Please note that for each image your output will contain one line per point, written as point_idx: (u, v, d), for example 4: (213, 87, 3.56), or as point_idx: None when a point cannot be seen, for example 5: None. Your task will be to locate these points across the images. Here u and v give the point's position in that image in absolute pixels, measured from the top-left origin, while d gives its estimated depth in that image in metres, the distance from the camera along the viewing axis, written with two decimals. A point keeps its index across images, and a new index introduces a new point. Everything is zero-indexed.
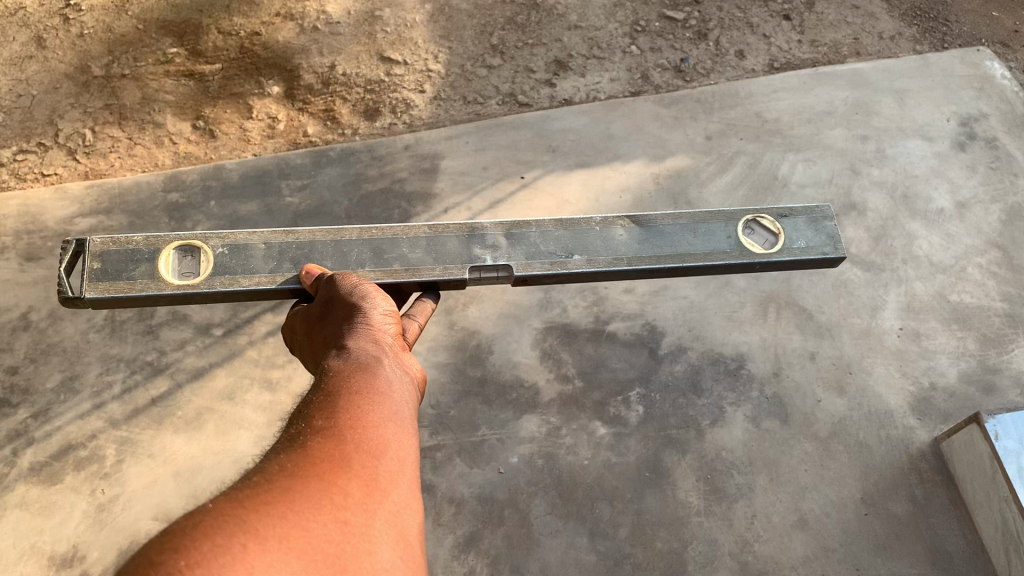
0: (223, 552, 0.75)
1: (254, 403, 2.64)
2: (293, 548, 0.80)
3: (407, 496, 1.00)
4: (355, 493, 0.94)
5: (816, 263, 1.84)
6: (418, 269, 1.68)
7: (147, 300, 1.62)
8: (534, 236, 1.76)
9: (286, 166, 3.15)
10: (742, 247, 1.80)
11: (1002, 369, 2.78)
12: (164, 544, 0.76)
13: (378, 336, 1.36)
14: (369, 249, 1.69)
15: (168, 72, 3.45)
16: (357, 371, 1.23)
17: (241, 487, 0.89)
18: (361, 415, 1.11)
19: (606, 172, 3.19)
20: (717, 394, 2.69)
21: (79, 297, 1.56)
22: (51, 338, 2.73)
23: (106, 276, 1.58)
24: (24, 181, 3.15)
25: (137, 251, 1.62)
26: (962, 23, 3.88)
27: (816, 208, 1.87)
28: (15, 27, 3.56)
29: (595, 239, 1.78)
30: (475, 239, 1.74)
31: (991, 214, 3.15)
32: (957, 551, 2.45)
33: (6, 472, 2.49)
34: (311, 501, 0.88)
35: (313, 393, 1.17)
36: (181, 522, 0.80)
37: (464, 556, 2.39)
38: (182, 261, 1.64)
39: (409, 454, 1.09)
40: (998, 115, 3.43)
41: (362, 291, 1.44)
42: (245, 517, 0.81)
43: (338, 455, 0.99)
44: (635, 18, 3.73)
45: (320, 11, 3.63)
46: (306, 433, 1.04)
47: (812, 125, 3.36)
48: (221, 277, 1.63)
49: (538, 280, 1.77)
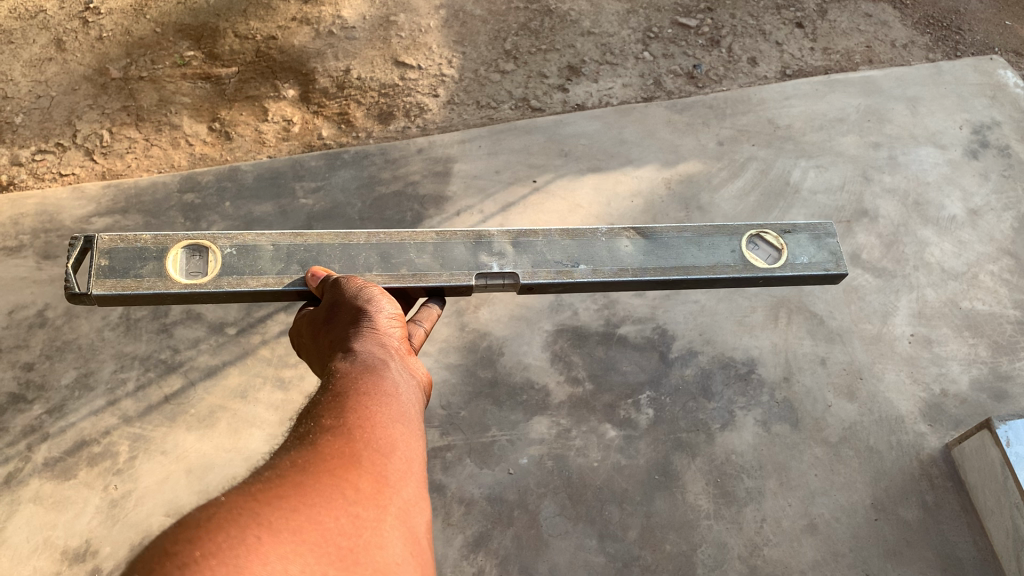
0: (237, 543, 0.75)
1: (266, 401, 2.66)
2: (307, 539, 0.80)
3: (415, 495, 1.01)
4: (366, 488, 0.95)
5: (818, 279, 1.85)
6: (425, 274, 1.70)
7: (153, 298, 1.65)
8: (540, 245, 1.78)
9: (301, 167, 3.19)
10: (746, 262, 1.81)
11: (1014, 377, 2.77)
12: (178, 536, 0.75)
13: (385, 339, 1.38)
14: (377, 253, 1.72)
15: (185, 74, 3.51)
16: (365, 373, 1.25)
17: (252, 482, 0.90)
18: (369, 415, 1.12)
19: (617, 176, 3.21)
20: (728, 398, 2.69)
21: (86, 294, 1.59)
22: (67, 336, 2.76)
23: (113, 273, 1.61)
24: (42, 180, 3.20)
25: (145, 249, 1.65)
26: (975, 32, 3.88)
27: (819, 225, 1.89)
28: (35, 30, 3.63)
29: (601, 250, 1.80)
30: (482, 247, 1.76)
31: (1004, 221, 3.15)
32: (968, 557, 2.43)
33: (21, 468, 2.52)
34: (324, 495, 0.88)
35: (322, 393, 1.19)
36: (194, 515, 0.80)
37: (473, 556, 2.40)
38: (190, 260, 1.66)
39: (416, 454, 1.10)
40: (1011, 124, 3.43)
41: (369, 294, 1.46)
42: (257, 510, 0.81)
43: (348, 453, 1.00)
44: (648, 25, 3.76)
45: (336, 16, 3.69)
46: (316, 431, 1.05)
47: (824, 132, 3.37)
48: (228, 277, 1.65)
49: (543, 289, 1.78)
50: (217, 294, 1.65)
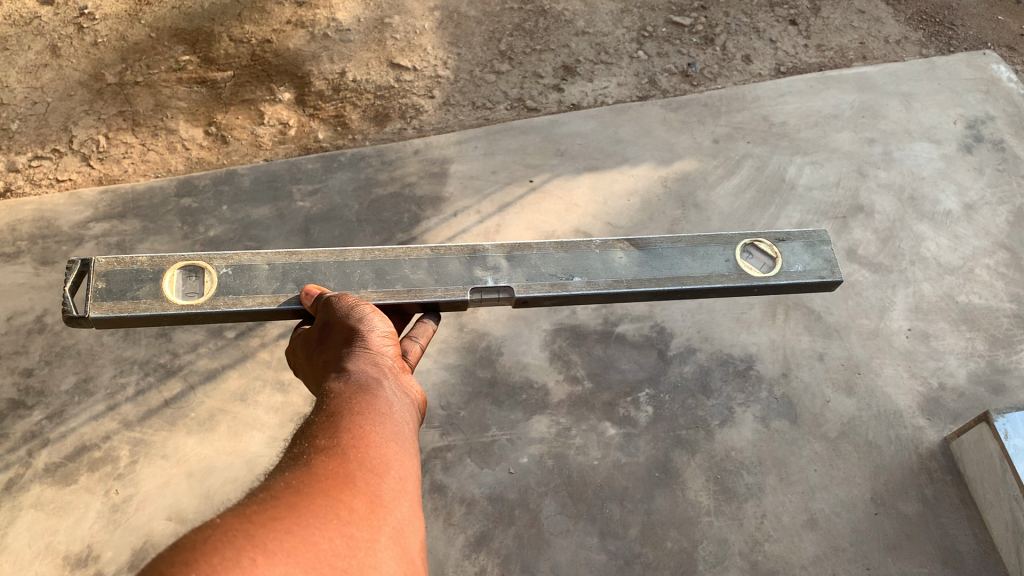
0: (231, 565, 0.75)
1: (266, 404, 2.67)
2: (301, 560, 0.80)
3: (409, 513, 1.01)
4: (360, 509, 0.94)
5: (812, 287, 1.85)
6: (420, 290, 1.71)
7: (150, 320, 1.64)
8: (534, 258, 1.79)
9: (298, 170, 3.20)
10: (740, 271, 1.82)
11: (1011, 370, 2.78)
12: (174, 558, 0.75)
13: (378, 358, 1.37)
14: (372, 270, 1.72)
15: (180, 79, 3.51)
16: (358, 393, 1.23)
17: (247, 504, 0.89)
18: (363, 435, 1.11)
19: (614, 175, 3.22)
20: (727, 395, 2.70)
21: (83, 316, 1.58)
22: (66, 341, 2.77)
23: (110, 295, 1.61)
24: (38, 187, 3.20)
25: (141, 271, 1.66)
26: (969, 27, 3.90)
27: (812, 232, 1.89)
28: (31, 36, 3.63)
29: (595, 262, 1.80)
30: (476, 261, 1.77)
31: (1000, 215, 3.16)
32: (968, 550, 2.44)
33: (22, 473, 2.52)
34: (317, 516, 0.88)
35: (315, 414, 1.17)
36: (190, 537, 0.79)
37: (475, 555, 2.40)
38: (186, 281, 1.66)
39: (410, 473, 1.09)
40: (1005, 118, 3.45)
41: (361, 313, 1.46)
42: (252, 533, 0.81)
43: (342, 474, 0.99)
44: (642, 24, 3.77)
45: (330, 19, 3.69)
46: (310, 452, 1.04)
47: (819, 128, 3.39)
48: (224, 298, 1.65)
49: (538, 302, 1.78)
50: (214, 314, 1.65)
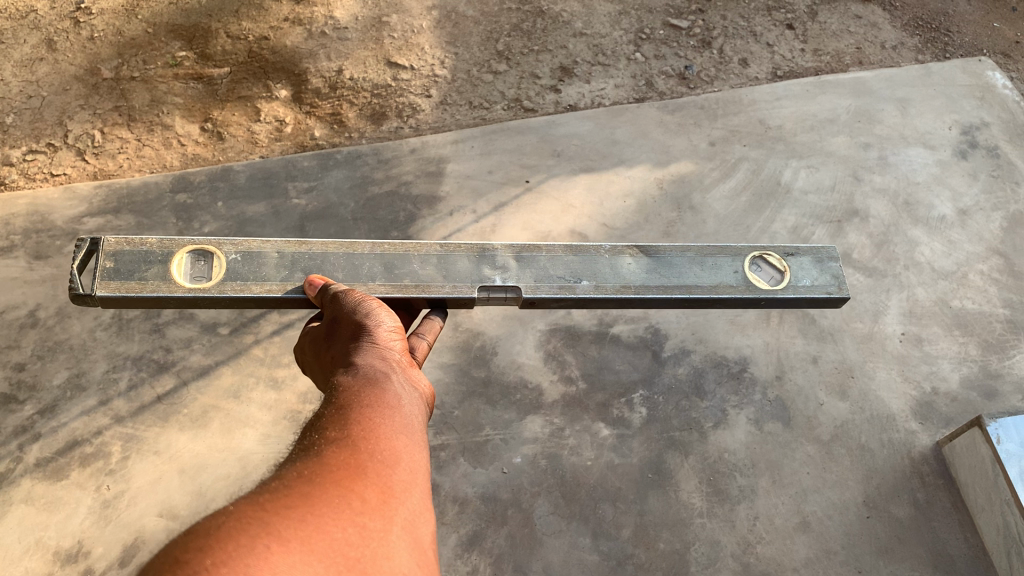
0: (247, 552, 0.75)
1: (259, 401, 2.66)
2: (316, 549, 0.80)
3: (421, 505, 1.00)
4: (372, 499, 0.93)
5: (820, 302, 1.85)
6: (429, 286, 1.70)
7: (157, 302, 1.63)
8: (543, 260, 1.79)
9: (294, 167, 3.19)
10: (747, 283, 1.81)
11: (1003, 375, 2.79)
12: (189, 544, 0.75)
13: (386, 352, 1.36)
14: (381, 264, 1.71)
15: (177, 75, 3.50)
16: (367, 387, 1.22)
17: (259, 492, 0.89)
18: (373, 427, 1.10)
19: (610, 176, 3.22)
20: (720, 397, 2.70)
21: (90, 295, 1.58)
22: (59, 336, 2.75)
23: (118, 275, 1.61)
24: (33, 181, 3.18)
25: (150, 253, 1.65)
26: (964, 34, 3.92)
27: (822, 249, 1.89)
28: (26, 30, 3.61)
29: (604, 266, 1.80)
30: (485, 260, 1.77)
31: (993, 222, 3.17)
32: (959, 554, 2.44)
33: (13, 468, 2.50)
34: (330, 506, 0.87)
35: (325, 407, 1.17)
36: (204, 523, 0.79)
37: (467, 554, 2.39)
38: (194, 265, 1.65)
39: (421, 465, 1.08)
40: (999, 125, 3.46)
41: (368, 307, 1.45)
42: (267, 520, 0.80)
43: (353, 464, 0.98)
44: (640, 26, 3.78)
45: (328, 17, 3.70)
46: (321, 443, 1.03)
47: (815, 132, 3.40)
48: (231, 283, 1.64)
49: (545, 304, 1.78)
50: (221, 298, 1.64)
